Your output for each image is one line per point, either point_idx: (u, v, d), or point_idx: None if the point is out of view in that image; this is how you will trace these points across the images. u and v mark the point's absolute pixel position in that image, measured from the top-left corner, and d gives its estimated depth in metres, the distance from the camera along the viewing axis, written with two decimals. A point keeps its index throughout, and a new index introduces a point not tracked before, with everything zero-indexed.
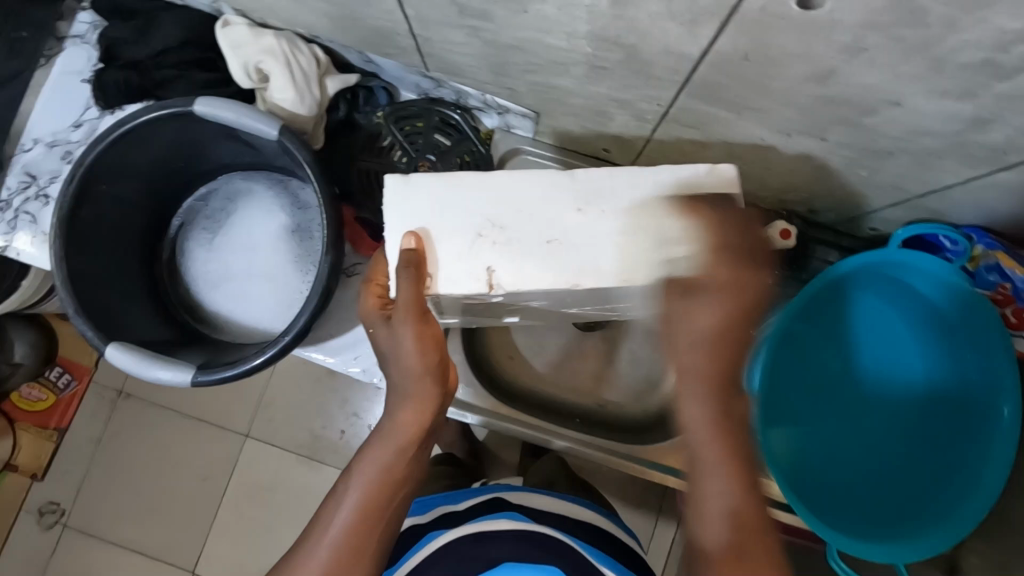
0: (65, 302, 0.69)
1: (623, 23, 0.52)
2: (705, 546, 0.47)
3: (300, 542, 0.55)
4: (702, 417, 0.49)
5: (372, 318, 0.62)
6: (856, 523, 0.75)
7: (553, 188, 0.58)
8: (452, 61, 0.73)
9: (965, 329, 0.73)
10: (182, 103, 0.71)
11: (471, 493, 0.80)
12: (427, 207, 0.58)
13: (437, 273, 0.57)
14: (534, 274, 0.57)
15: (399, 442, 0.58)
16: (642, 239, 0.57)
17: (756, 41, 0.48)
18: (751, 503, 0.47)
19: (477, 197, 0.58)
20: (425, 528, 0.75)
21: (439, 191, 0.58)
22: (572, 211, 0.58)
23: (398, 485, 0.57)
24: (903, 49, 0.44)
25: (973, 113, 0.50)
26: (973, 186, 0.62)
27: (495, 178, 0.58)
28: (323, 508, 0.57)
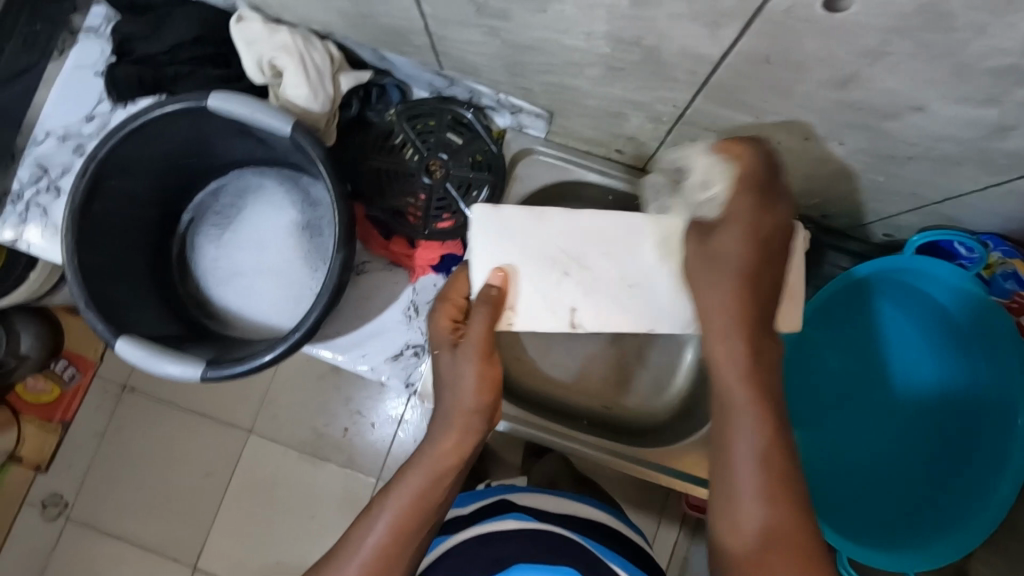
0: (76, 296, 0.69)
1: (643, 24, 0.52)
2: (744, 527, 0.48)
3: (335, 551, 0.57)
4: (734, 378, 0.52)
5: (441, 342, 0.64)
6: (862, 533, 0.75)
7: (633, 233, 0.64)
8: (468, 60, 0.73)
9: (981, 336, 0.72)
10: (196, 98, 0.71)
11: (478, 495, 0.79)
12: (513, 243, 0.63)
13: (516, 308, 0.62)
14: (611, 316, 0.63)
15: (439, 469, 0.60)
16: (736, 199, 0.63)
17: (778, 44, 0.47)
18: (778, 460, 0.49)
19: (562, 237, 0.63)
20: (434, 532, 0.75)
21: (526, 228, 0.63)
22: (649, 254, 0.64)
23: (434, 508, 0.59)
24: (928, 54, 0.44)
25: (995, 121, 0.50)
26: (991, 193, 0.61)
27: (580, 223, 0.64)
28: (360, 521, 0.58)
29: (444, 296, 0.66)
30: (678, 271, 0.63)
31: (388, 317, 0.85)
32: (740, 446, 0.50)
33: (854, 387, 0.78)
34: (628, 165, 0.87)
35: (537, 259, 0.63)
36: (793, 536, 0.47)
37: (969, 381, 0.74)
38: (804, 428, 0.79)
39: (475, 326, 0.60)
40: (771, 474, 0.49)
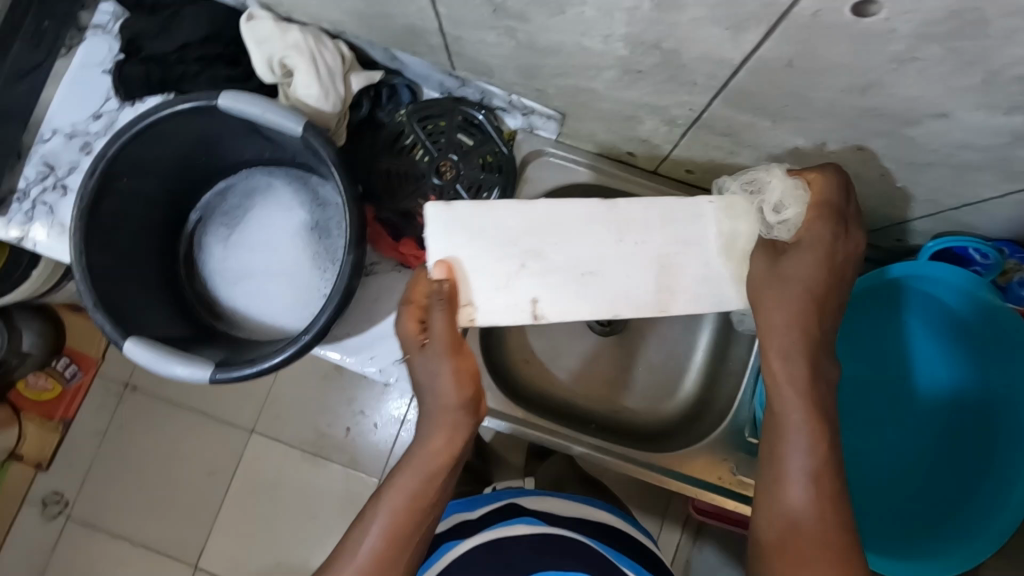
0: (83, 295, 0.69)
1: (664, 28, 0.51)
2: (800, 522, 0.54)
3: (329, 563, 0.57)
4: (798, 419, 0.56)
5: (408, 343, 0.62)
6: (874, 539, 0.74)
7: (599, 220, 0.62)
8: (482, 61, 0.72)
9: (988, 340, 0.73)
10: (207, 97, 0.71)
11: (485, 500, 0.78)
12: (461, 234, 0.61)
13: (470, 302, 0.60)
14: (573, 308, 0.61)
15: (425, 469, 0.59)
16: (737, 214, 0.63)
17: (802, 49, 0.47)
18: (828, 482, 0.55)
19: (514, 225, 0.61)
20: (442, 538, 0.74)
21: (476, 219, 0.61)
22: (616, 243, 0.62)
23: (427, 511, 0.59)
24: (956, 61, 0.43)
25: (1019, 128, 0.49)
26: (1010, 200, 0.61)
27: (532, 210, 0.61)
28: (352, 531, 0.58)
29: (406, 299, 0.62)
30: (681, 266, 0.63)
31: (397, 319, 0.84)
32: (793, 460, 0.55)
33: (867, 395, 0.77)
34: (638, 168, 0.86)
35: (490, 251, 0.61)
36: (822, 534, 0.53)
37: (979, 388, 0.74)
38: None
39: (436, 323, 0.59)
40: (824, 474, 0.55)
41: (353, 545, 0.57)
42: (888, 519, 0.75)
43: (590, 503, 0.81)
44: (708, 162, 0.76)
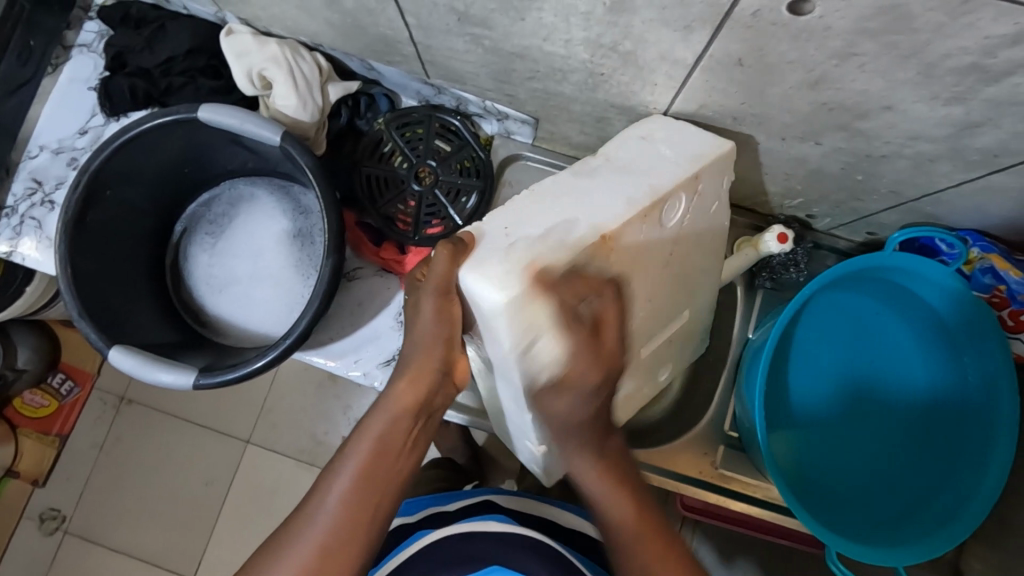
0: (70, 305, 0.70)
1: (618, 31, 0.53)
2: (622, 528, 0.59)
3: (298, 515, 0.57)
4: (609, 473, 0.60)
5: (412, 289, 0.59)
6: (846, 526, 0.74)
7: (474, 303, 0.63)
8: (454, 68, 0.74)
9: (967, 344, 0.73)
10: (186, 110, 0.72)
11: (458, 497, 0.80)
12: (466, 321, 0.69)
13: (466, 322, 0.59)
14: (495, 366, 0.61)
15: (400, 415, 0.60)
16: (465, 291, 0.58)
17: (750, 47, 0.49)
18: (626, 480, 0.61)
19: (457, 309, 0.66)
20: (413, 528, 0.75)
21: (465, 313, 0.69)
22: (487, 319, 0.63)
23: (400, 458, 0.60)
24: (895, 56, 0.45)
25: (964, 118, 0.51)
26: (967, 189, 0.62)
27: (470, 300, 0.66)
28: (323, 480, 0.59)
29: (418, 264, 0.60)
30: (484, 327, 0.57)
31: (383, 322, 0.86)
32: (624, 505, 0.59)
33: (845, 386, 0.78)
34: None
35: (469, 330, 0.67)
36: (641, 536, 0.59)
37: (955, 382, 0.75)
38: (795, 426, 0.78)
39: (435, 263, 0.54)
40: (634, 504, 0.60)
41: (319, 499, 0.58)
42: (858, 509, 0.75)
43: (563, 505, 0.83)
44: None
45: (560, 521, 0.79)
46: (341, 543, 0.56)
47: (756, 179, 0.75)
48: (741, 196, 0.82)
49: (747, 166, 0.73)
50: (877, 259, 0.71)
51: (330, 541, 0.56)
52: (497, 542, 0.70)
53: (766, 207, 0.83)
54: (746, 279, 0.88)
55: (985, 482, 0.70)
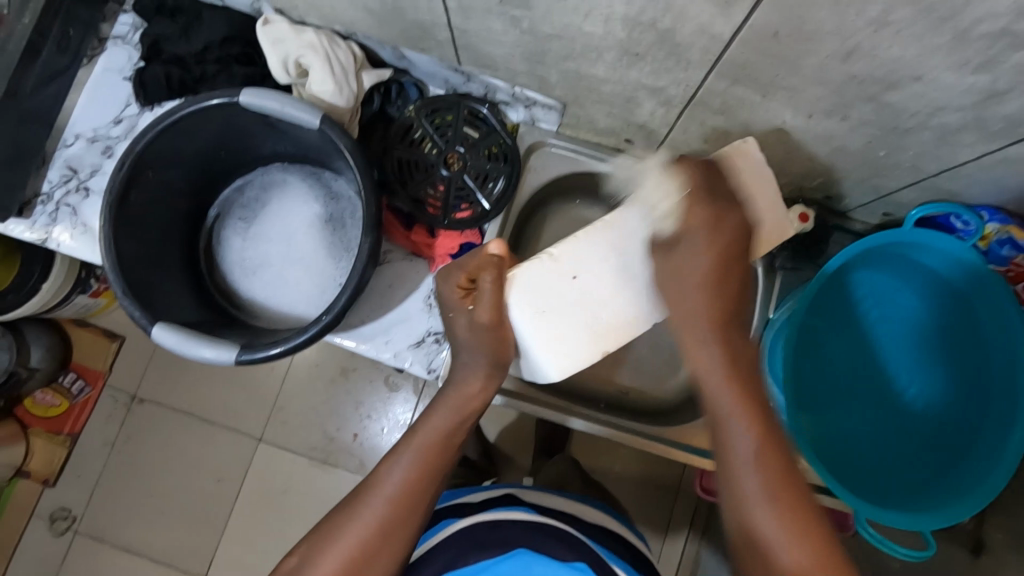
0: (115, 283, 0.72)
1: (659, 8, 0.56)
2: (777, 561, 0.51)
3: (354, 500, 0.58)
4: (745, 454, 0.56)
5: (452, 301, 0.66)
6: (865, 493, 0.77)
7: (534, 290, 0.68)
8: (488, 52, 0.77)
9: (986, 320, 0.75)
10: (232, 93, 0.75)
11: (484, 490, 0.81)
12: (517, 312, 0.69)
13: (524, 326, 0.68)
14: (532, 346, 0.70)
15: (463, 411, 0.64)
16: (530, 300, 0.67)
17: (789, 18, 0.52)
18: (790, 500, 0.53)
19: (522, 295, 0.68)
20: (441, 514, 0.77)
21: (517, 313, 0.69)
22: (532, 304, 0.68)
23: (454, 451, 0.62)
24: (929, 22, 0.48)
25: (989, 85, 0.54)
26: (985, 161, 0.65)
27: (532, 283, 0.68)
28: (379, 467, 0.60)
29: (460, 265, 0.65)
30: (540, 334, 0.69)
31: (408, 308, 0.88)
32: (737, 444, 0.56)
33: (866, 361, 0.81)
34: (637, 154, 0.92)
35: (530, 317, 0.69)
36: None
37: (977, 360, 0.77)
38: (819, 398, 0.81)
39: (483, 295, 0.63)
40: (795, 524, 0.52)
41: (376, 485, 0.58)
42: (877, 478, 0.79)
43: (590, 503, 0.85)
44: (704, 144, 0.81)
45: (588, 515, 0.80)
46: (397, 528, 0.56)
47: (777, 160, 0.78)
48: None
49: (770, 147, 0.76)
50: (893, 235, 0.75)
51: (390, 526, 0.56)
52: (522, 529, 0.70)
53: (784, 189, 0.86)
54: (767, 260, 0.90)
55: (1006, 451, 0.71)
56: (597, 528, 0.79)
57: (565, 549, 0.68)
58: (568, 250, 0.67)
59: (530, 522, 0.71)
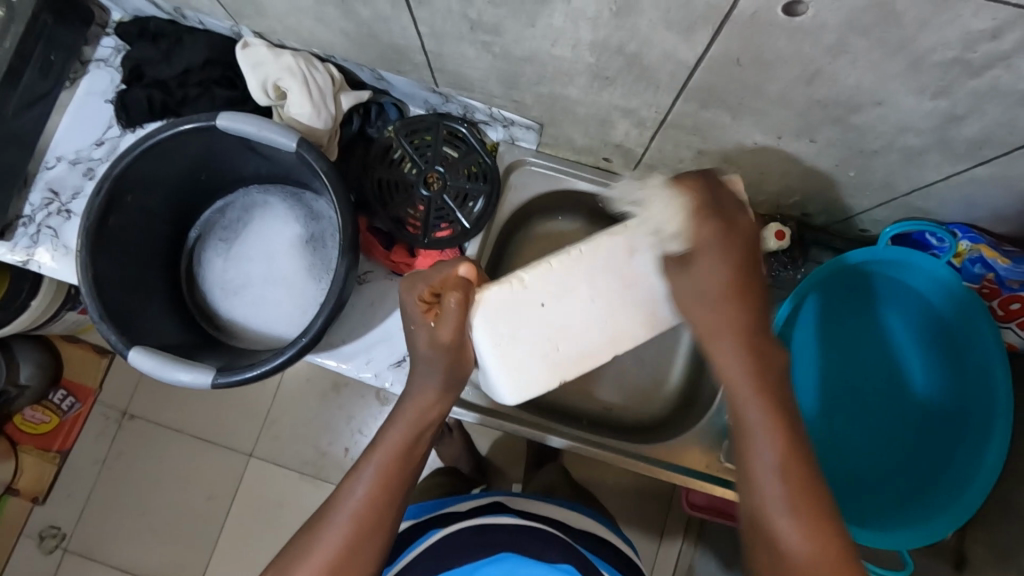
0: (91, 309, 0.72)
1: (624, 34, 0.56)
2: (770, 512, 0.48)
3: (318, 522, 0.58)
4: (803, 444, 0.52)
5: (410, 314, 0.61)
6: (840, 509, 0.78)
7: (513, 305, 0.64)
8: (463, 75, 0.77)
9: (963, 344, 0.76)
10: (207, 118, 0.75)
11: (471, 499, 0.81)
12: (501, 329, 0.64)
13: (494, 353, 0.65)
14: (517, 370, 0.66)
15: (416, 423, 0.61)
16: (499, 319, 0.64)
17: (749, 46, 0.52)
18: (797, 469, 0.49)
19: (505, 312, 0.64)
20: (429, 526, 0.76)
21: (498, 328, 0.64)
22: (508, 321, 0.64)
23: (417, 462, 0.61)
24: (884, 50, 0.48)
25: (949, 110, 0.54)
26: (953, 181, 0.66)
27: (520, 304, 0.65)
28: (343, 485, 0.59)
29: (425, 275, 0.62)
30: (514, 360, 0.65)
31: (392, 324, 0.87)
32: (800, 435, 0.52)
33: (848, 382, 0.81)
34: (616, 172, 0.92)
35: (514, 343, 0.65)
36: (810, 539, 0.47)
37: (956, 382, 0.77)
38: (799, 416, 0.81)
39: (450, 313, 0.60)
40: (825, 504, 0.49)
41: (340, 504, 0.58)
42: (853, 498, 0.79)
43: (577, 510, 0.83)
44: (680, 163, 0.81)
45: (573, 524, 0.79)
46: (361, 549, 0.56)
47: (754, 179, 0.79)
48: (739, 196, 0.85)
49: (744, 166, 0.76)
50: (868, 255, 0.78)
51: (355, 546, 0.56)
52: (510, 532, 0.70)
53: (762, 207, 0.87)
54: None
55: (984, 464, 0.72)
56: (593, 537, 0.78)
57: (550, 549, 0.68)
58: (539, 277, 0.65)
59: (518, 526, 0.71)
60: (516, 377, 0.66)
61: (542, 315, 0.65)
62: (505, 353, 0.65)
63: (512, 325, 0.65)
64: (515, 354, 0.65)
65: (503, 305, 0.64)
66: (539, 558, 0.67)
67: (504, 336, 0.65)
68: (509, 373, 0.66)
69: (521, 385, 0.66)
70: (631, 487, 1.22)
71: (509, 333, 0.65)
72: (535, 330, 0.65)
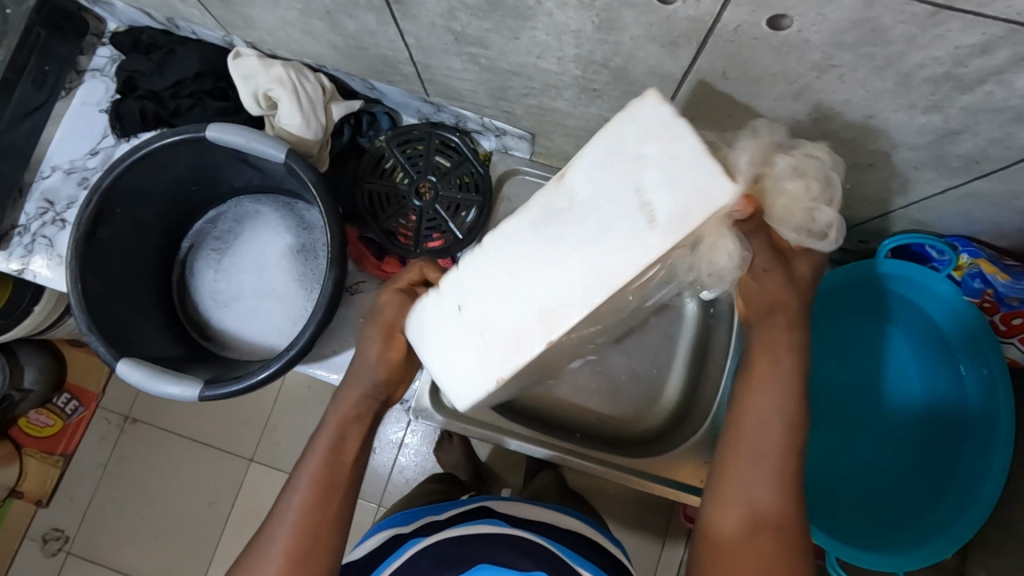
0: (79, 320, 0.72)
1: (609, 48, 0.55)
2: (759, 498, 0.53)
3: (257, 542, 0.57)
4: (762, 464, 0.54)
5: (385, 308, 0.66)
6: (834, 525, 0.77)
7: (438, 309, 0.53)
8: (453, 86, 0.77)
9: (963, 355, 0.75)
10: (196, 130, 0.75)
11: (454, 505, 0.80)
12: (432, 334, 0.54)
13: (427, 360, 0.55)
14: (460, 376, 0.52)
15: (343, 420, 0.61)
16: (428, 327, 0.54)
17: (734, 60, 0.51)
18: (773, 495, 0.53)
19: (432, 317, 0.54)
20: (408, 536, 0.74)
21: (428, 332, 0.54)
22: (439, 326, 0.53)
23: (347, 464, 0.60)
24: (872, 66, 0.47)
25: (942, 125, 0.53)
26: (951, 196, 0.64)
27: (444, 304, 0.53)
28: (279, 501, 0.59)
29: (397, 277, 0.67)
30: (448, 366, 0.53)
31: None
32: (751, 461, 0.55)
33: (841, 396, 0.80)
34: None
35: (443, 345, 0.53)
36: (786, 521, 0.52)
37: (953, 391, 0.76)
38: None
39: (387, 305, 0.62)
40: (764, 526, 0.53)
41: (276, 520, 0.57)
42: (849, 513, 0.78)
43: (564, 510, 0.81)
44: None
45: (561, 526, 0.77)
46: (306, 561, 0.55)
47: None
48: None
49: None
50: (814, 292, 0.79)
51: (296, 559, 0.55)
52: (486, 543, 0.69)
53: None
54: None
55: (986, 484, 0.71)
56: (583, 542, 0.76)
57: (528, 559, 0.67)
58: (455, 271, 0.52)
59: (495, 535, 0.70)
60: (455, 384, 0.53)
61: (467, 311, 0.51)
62: (436, 358, 0.54)
63: (441, 329, 0.53)
64: (448, 357, 0.53)
65: (430, 313, 0.54)
66: (516, 567, 0.66)
67: (435, 345, 0.54)
68: (452, 383, 0.53)
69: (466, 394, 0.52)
70: (631, 496, 1.20)
71: (441, 341, 0.53)
72: (457, 330, 0.52)
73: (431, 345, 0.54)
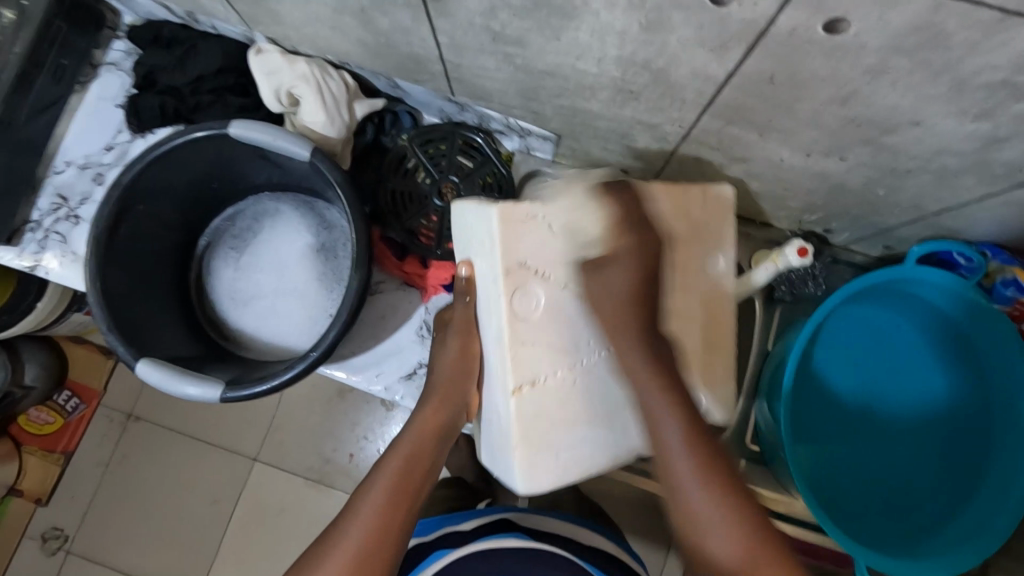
0: (98, 318, 0.70)
1: (653, 49, 0.54)
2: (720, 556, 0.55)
3: (328, 535, 0.58)
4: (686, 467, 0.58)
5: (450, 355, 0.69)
6: (859, 531, 0.77)
7: (489, 406, 0.67)
8: (482, 86, 0.76)
9: (989, 360, 0.74)
10: (219, 126, 0.73)
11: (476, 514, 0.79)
12: (493, 427, 0.67)
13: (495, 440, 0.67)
14: (527, 442, 0.63)
15: (425, 433, 0.65)
16: (492, 425, 0.67)
17: (782, 64, 0.50)
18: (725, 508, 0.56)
19: (491, 412, 0.67)
20: (432, 547, 0.73)
21: (493, 421, 0.67)
22: (494, 418, 0.66)
23: (425, 474, 0.63)
24: (926, 72, 0.47)
25: (990, 133, 0.52)
26: (985, 204, 0.64)
27: (491, 402, 0.66)
28: (354, 498, 0.61)
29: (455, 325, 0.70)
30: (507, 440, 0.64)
31: (403, 337, 0.85)
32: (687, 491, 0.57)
33: (864, 402, 0.80)
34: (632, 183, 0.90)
35: (498, 423, 0.65)
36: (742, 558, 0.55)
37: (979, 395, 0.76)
38: (815, 432, 0.80)
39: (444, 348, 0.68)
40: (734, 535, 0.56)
41: (351, 518, 0.59)
42: (873, 517, 0.78)
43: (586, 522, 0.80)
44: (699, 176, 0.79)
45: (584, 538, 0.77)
46: (374, 558, 0.56)
47: (776, 195, 0.77)
48: (760, 211, 0.83)
49: (766, 181, 0.75)
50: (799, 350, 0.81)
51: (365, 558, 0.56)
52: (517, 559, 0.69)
53: (785, 222, 0.85)
54: (766, 293, 0.87)
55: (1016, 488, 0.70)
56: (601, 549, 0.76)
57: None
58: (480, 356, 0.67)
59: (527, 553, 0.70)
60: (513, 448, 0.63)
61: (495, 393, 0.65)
62: (499, 438, 0.66)
63: (498, 422, 0.66)
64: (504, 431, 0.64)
65: (489, 411, 0.67)
66: None
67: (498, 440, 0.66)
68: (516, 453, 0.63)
69: (525, 450, 0.63)
70: (640, 499, 1.19)
71: (500, 433, 0.65)
72: (497, 413, 0.65)
73: (498, 432, 0.66)
